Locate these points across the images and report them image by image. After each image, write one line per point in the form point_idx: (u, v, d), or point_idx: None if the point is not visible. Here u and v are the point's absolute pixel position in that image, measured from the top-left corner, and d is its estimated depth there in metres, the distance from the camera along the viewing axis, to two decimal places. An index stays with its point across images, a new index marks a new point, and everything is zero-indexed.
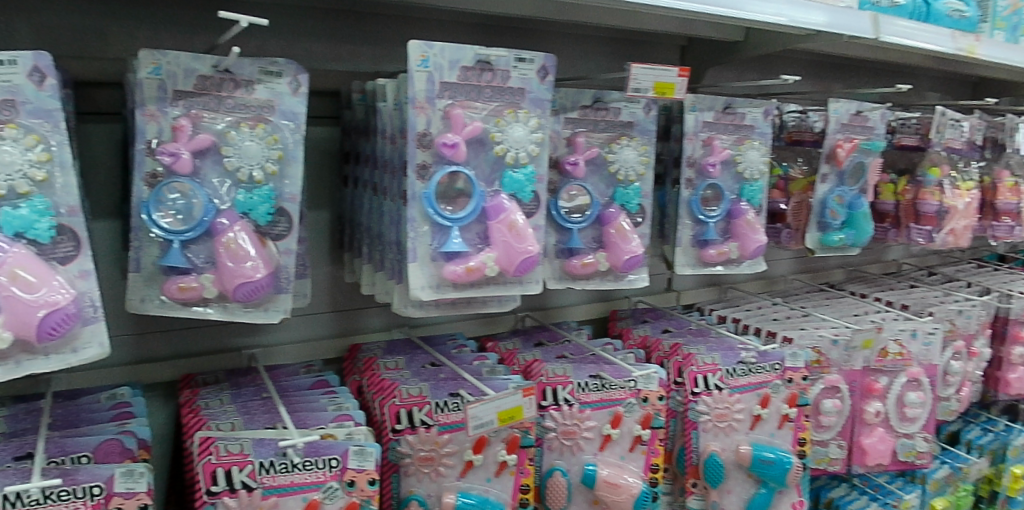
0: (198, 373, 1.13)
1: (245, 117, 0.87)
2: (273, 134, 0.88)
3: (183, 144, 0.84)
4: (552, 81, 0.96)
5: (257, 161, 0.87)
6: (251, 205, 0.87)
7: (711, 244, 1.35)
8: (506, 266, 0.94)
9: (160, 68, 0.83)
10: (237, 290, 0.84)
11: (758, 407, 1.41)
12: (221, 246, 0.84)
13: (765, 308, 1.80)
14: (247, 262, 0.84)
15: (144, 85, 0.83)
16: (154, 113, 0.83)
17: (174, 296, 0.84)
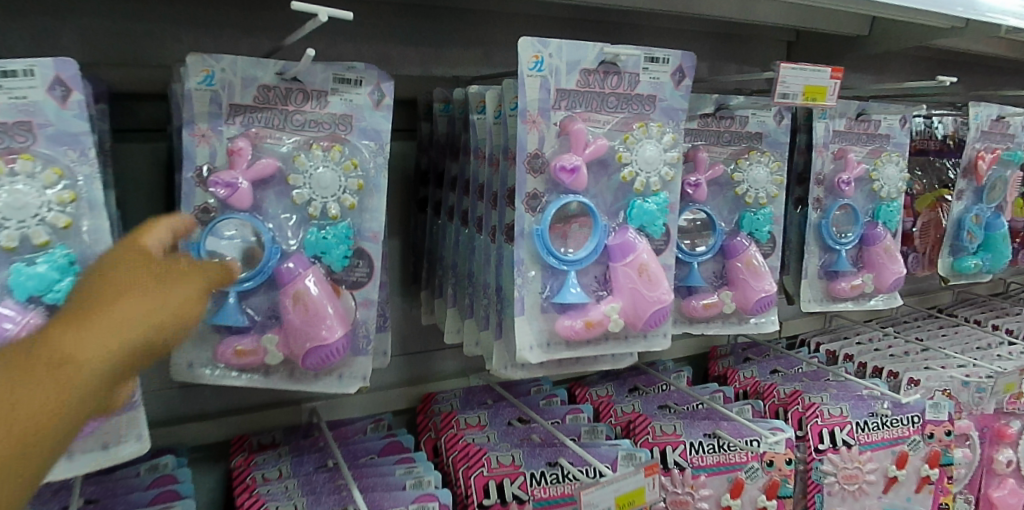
0: (253, 433, 0.98)
1: (317, 137, 0.73)
2: (351, 159, 0.73)
3: (242, 171, 0.69)
4: (689, 85, 0.76)
5: (331, 191, 0.72)
6: (325, 248, 0.71)
7: (843, 277, 1.14)
8: (633, 320, 0.75)
9: (212, 77, 0.68)
10: (311, 355, 0.68)
11: (894, 467, 1.20)
12: (289, 300, 0.69)
13: (877, 340, 1.58)
14: (324, 322, 0.68)
15: (193, 97, 0.68)
16: (206, 133, 0.69)
17: (228, 362, 0.69)
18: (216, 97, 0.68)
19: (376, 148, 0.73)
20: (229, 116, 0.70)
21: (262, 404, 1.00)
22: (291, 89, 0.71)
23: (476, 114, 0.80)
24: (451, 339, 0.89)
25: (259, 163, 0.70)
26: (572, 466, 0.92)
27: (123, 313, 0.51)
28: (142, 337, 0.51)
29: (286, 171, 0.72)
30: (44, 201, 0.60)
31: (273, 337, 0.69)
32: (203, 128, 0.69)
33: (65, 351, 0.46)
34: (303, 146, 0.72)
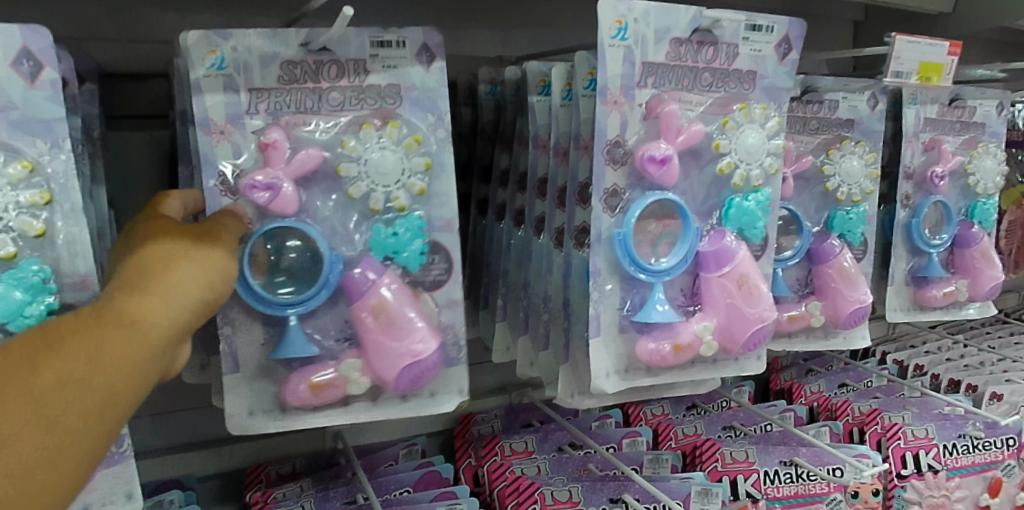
0: (271, 463, 0.86)
1: (361, 118, 0.61)
2: (410, 138, 0.61)
3: (283, 163, 0.58)
4: (796, 59, 0.64)
5: (393, 179, 0.61)
6: (396, 247, 0.61)
7: (934, 283, 1.01)
8: (727, 342, 0.62)
9: (222, 59, 0.57)
10: (411, 376, 0.59)
11: (986, 495, 1.07)
12: (368, 315, 0.59)
13: (948, 350, 1.44)
14: (417, 336, 0.59)
15: (203, 88, 0.57)
16: (224, 129, 0.58)
17: (303, 402, 0.59)
18: (230, 82, 0.57)
19: (435, 121, 0.63)
20: (249, 102, 0.58)
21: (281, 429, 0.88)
22: (323, 62, 0.59)
23: (537, 96, 0.67)
24: (501, 358, 0.77)
25: (294, 155, 0.59)
26: (640, 504, 0.79)
27: (183, 280, 0.43)
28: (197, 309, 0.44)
29: (336, 158, 0.61)
30: (11, 201, 0.49)
31: (354, 362, 0.60)
32: (226, 127, 0.58)
33: (131, 317, 0.39)
34: (352, 126, 0.61)
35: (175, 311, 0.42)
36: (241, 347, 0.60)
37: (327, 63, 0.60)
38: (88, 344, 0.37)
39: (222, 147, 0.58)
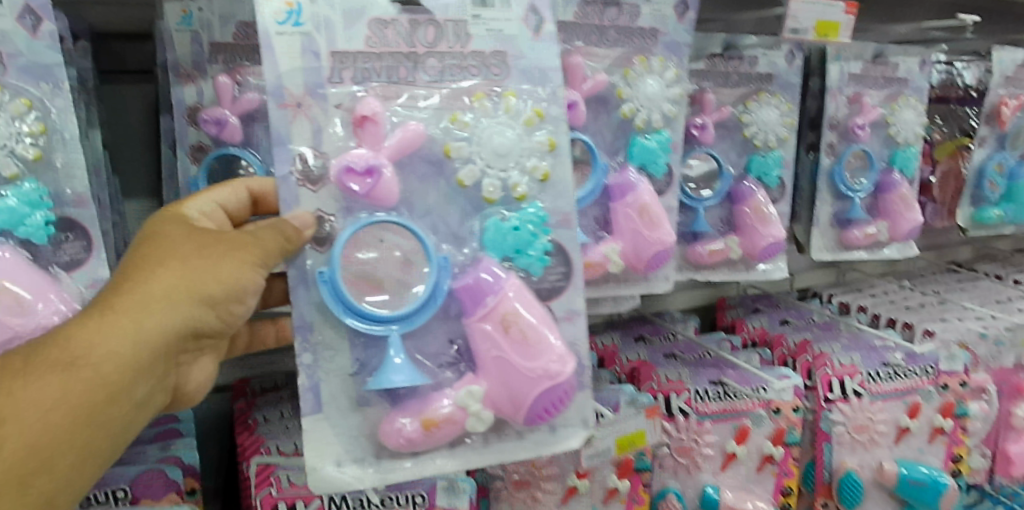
0: (254, 378, 0.97)
1: (470, 98, 0.70)
2: (533, 116, 0.70)
3: (378, 149, 0.67)
4: (693, 18, 0.77)
5: (514, 160, 0.70)
6: (519, 247, 0.68)
7: (856, 225, 1.11)
8: (634, 261, 0.74)
9: (297, 16, 0.64)
10: (538, 399, 0.64)
11: (905, 417, 1.17)
12: (496, 325, 0.65)
13: (893, 294, 1.53)
14: (552, 355, 0.65)
15: (286, 52, 0.64)
16: (300, 102, 0.64)
17: (415, 436, 0.64)
18: (309, 39, 0.64)
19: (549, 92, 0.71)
20: (330, 68, 0.65)
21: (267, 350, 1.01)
22: (419, 24, 0.67)
23: None
24: None
25: (382, 136, 0.67)
26: None
27: (139, 304, 0.54)
28: (163, 320, 0.55)
29: (444, 140, 0.70)
30: (15, 132, 0.61)
31: (474, 386, 0.66)
32: (300, 96, 0.64)
33: (79, 357, 0.51)
34: (461, 99, 0.70)
35: (133, 340, 0.53)
36: (326, 376, 0.65)
37: (424, 24, 0.68)
38: (30, 391, 0.49)
39: (300, 121, 0.64)
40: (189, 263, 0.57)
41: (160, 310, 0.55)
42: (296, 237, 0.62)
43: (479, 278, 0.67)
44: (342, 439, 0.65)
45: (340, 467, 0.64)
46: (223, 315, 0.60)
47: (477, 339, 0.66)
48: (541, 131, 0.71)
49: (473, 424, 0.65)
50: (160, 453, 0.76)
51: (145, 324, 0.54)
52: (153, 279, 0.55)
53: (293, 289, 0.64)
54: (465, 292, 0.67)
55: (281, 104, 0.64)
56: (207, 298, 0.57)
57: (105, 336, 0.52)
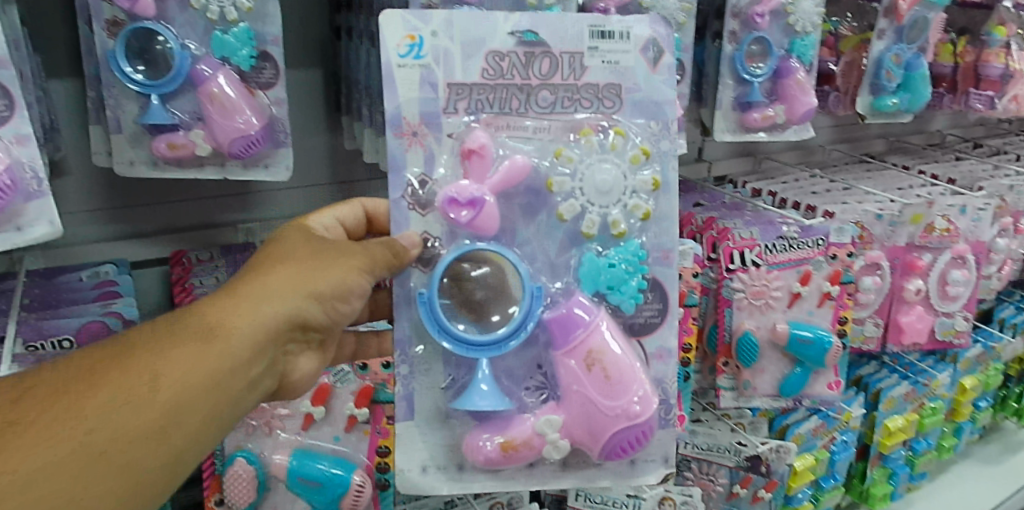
0: (190, 249, 1.01)
1: (573, 134, 0.82)
2: (637, 155, 0.82)
3: (487, 184, 0.79)
4: None
5: (615, 196, 0.82)
6: (613, 283, 0.80)
7: (755, 108, 1.21)
8: None
9: (417, 50, 0.78)
10: (617, 434, 0.76)
11: (798, 284, 1.30)
12: (580, 363, 0.77)
13: (802, 181, 1.65)
14: (631, 396, 0.76)
15: (418, 88, 0.79)
16: (415, 136, 0.79)
17: (490, 456, 0.77)
18: (427, 70, 0.79)
19: (658, 128, 0.83)
20: (445, 99, 0.80)
21: (199, 226, 1.05)
22: (535, 57, 0.81)
23: None
24: (371, 158, 0.95)
25: (484, 173, 0.79)
26: None
27: (261, 292, 0.70)
28: (277, 308, 0.70)
29: (550, 174, 0.82)
30: None
31: (553, 416, 0.78)
32: (418, 123, 0.79)
33: (213, 327, 0.65)
34: (573, 136, 0.82)
35: (255, 321, 0.68)
36: (420, 387, 0.81)
37: (539, 55, 0.81)
38: (177, 349, 0.62)
39: (413, 148, 0.79)
40: (301, 267, 0.73)
41: (278, 300, 0.70)
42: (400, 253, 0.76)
43: (569, 316, 0.78)
44: (428, 447, 0.81)
45: (424, 471, 0.80)
46: (330, 310, 0.75)
47: (562, 373, 0.78)
48: (646, 168, 0.82)
49: (548, 451, 0.77)
50: (101, 309, 0.86)
51: (265, 308, 0.69)
52: (270, 276, 0.71)
53: (397, 304, 0.79)
54: (556, 325, 0.78)
55: (398, 128, 0.79)
56: (312, 292, 0.72)
57: (237, 315, 0.67)
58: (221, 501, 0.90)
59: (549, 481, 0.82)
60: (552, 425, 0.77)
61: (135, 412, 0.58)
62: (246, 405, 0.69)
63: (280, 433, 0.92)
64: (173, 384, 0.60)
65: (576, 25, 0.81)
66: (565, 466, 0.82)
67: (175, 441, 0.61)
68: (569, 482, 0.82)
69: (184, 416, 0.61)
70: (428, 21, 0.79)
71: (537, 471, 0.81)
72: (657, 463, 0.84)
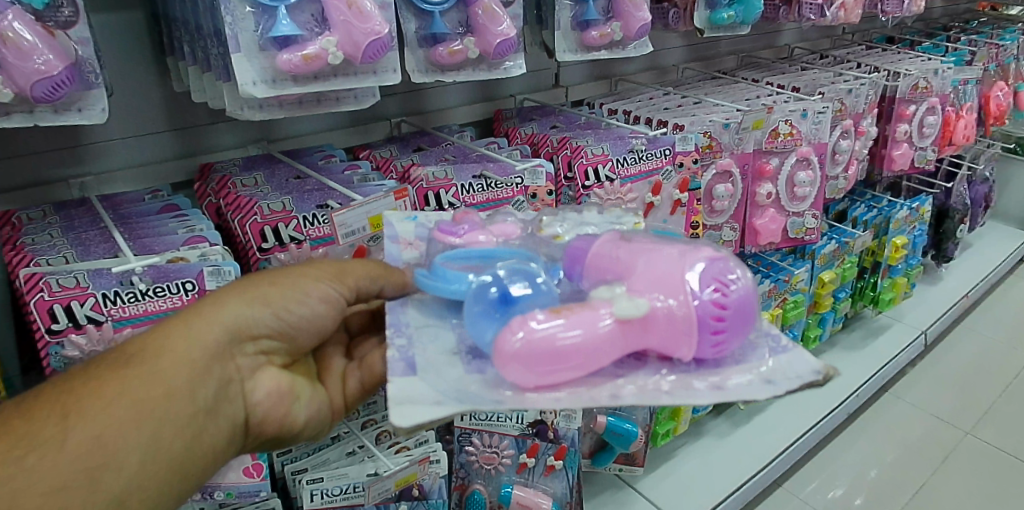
0: (18, 208, 0.99)
1: (544, 211, 0.95)
2: (613, 212, 0.95)
3: (481, 225, 0.87)
4: None
5: (594, 225, 0.90)
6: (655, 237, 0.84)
7: (593, 26, 1.25)
8: (352, 53, 0.83)
9: (413, 217, 0.91)
10: (693, 277, 0.66)
11: (650, 195, 1.38)
12: (613, 243, 0.74)
13: (656, 99, 1.74)
14: (680, 248, 0.71)
15: (412, 224, 0.89)
16: (407, 243, 0.87)
17: (541, 334, 0.60)
18: (421, 223, 0.90)
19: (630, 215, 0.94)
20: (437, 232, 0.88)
21: (27, 184, 1.02)
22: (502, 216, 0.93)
23: None
24: (199, 98, 0.96)
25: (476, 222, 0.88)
26: (339, 206, 1.01)
27: (190, 313, 0.67)
28: (208, 326, 0.66)
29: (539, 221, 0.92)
30: None
31: (607, 290, 0.66)
32: (411, 239, 0.88)
33: (138, 352, 0.61)
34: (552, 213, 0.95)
35: (184, 340, 0.64)
36: (422, 350, 0.65)
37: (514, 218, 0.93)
38: (96, 384, 0.58)
39: (407, 252, 0.86)
40: (240, 288, 0.72)
41: (208, 317, 0.67)
42: (393, 271, 0.79)
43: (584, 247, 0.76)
44: (446, 391, 0.58)
45: (441, 404, 0.56)
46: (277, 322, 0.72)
47: (609, 269, 0.71)
48: (627, 216, 0.93)
49: (621, 311, 0.63)
50: None
51: (196, 330, 0.65)
52: (204, 301, 0.69)
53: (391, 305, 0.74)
54: (576, 246, 0.78)
55: (397, 240, 0.87)
56: (254, 301, 0.71)
57: (164, 336, 0.63)
58: None
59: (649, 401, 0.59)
60: (613, 293, 0.66)
61: (41, 466, 0.53)
62: (207, 433, 0.64)
63: None
64: (88, 423, 0.56)
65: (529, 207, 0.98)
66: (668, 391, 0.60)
67: (112, 481, 0.56)
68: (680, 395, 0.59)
69: (112, 455, 0.56)
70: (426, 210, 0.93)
71: (630, 397, 0.59)
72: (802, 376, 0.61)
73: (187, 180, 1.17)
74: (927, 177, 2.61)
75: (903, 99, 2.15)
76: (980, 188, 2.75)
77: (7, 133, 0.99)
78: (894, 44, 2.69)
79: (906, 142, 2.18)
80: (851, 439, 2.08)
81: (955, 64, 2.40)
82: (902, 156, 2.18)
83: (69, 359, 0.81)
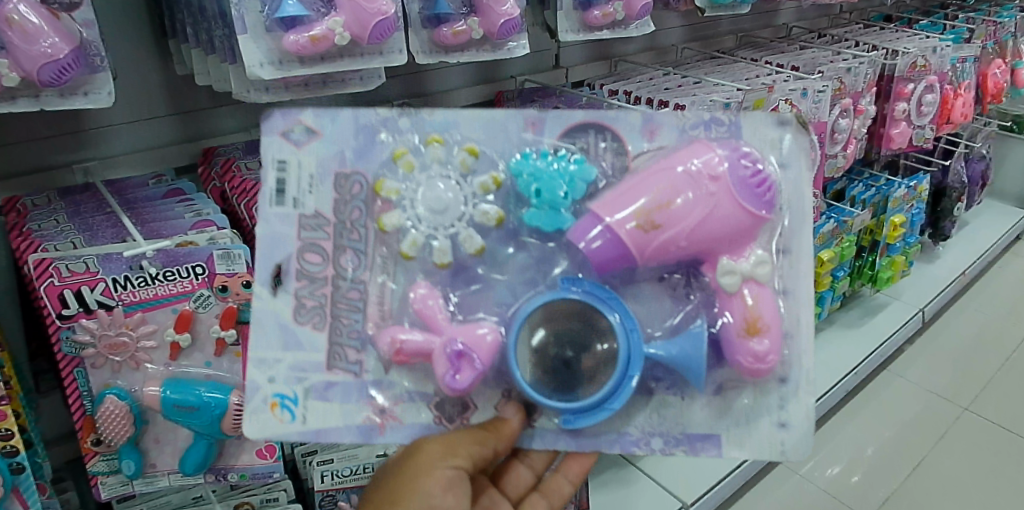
0: (23, 195, 1.00)
1: (364, 197, 0.75)
2: (406, 159, 0.75)
3: (436, 340, 0.72)
4: None
5: (456, 213, 0.76)
6: (537, 177, 0.75)
7: (595, 6, 1.24)
8: (359, 34, 0.83)
9: (286, 406, 0.73)
10: (745, 201, 0.73)
11: None
12: (645, 242, 0.71)
13: (656, 79, 1.74)
14: (683, 189, 0.72)
15: (330, 400, 0.74)
16: (369, 415, 0.74)
17: (759, 345, 0.72)
18: (312, 389, 0.73)
19: (383, 126, 0.76)
20: (338, 373, 0.74)
21: (31, 170, 1.02)
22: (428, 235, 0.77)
23: None
24: (202, 81, 0.95)
25: (423, 337, 0.72)
26: None
27: None
28: None
29: (399, 246, 0.75)
30: None
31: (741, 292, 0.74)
32: (371, 408, 0.74)
33: None
34: (376, 201, 0.76)
35: None
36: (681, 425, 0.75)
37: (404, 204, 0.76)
38: None
39: (395, 416, 0.74)
40: None
41: None
42: (497, 425, 0.73)
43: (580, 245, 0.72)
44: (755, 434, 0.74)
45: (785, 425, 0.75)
46: None
47: (679, 253, 0.73)
48: (420, 133, 0.77)
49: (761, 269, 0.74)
50: None
51: None
52: None
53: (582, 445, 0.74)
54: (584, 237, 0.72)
55: (370, 426, 0.74)
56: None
57: None
58: (99, 442, 0.86)
59: (798, 275, 0.76)
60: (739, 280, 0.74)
61: None
62: None
63: (149, 366, 0.87)
64: None
65: (276, 210, 0.74)
66: (788, 252, 0.76)
67: None
68: (801, 246, 0.76)
69: None
70: (256, 390, 0.73)
71: (792, 288, 0.76)
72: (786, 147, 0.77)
73: (190, 165, 1.18)
74: (925, 155, 2.61)
75: (902, 78, 2.14)
76: (978, 165, 2.76)
77: (10, 119, 0.98)
78: (892, 22, 2.68)
79: (905, 121, 2.18)
80: (850, 417, 2.10)
81: (954, 41, 2.40)
82: (901, 135, 2.18)
83: (80, 344, 0.83)
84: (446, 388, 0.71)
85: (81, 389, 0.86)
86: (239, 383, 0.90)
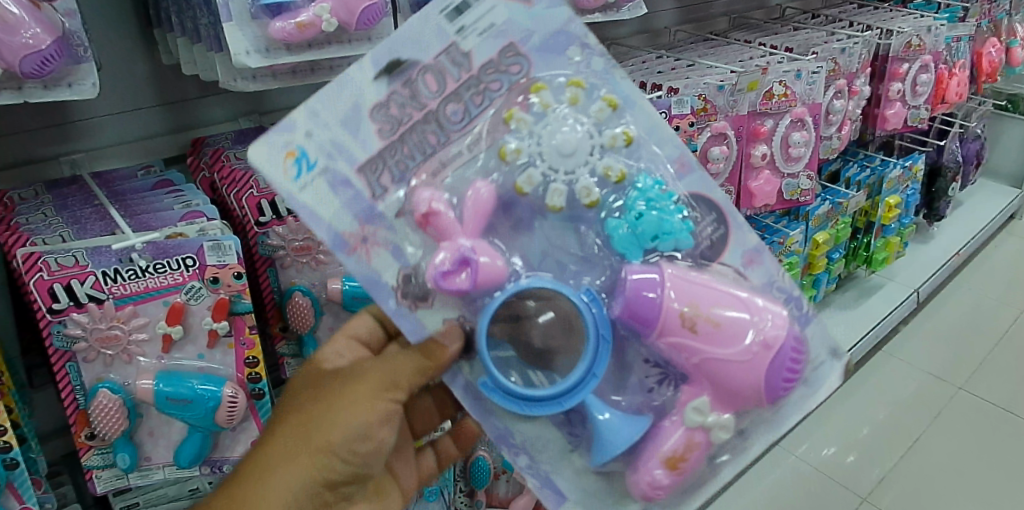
0: (11, 188, 0.99)
1: (512, 84, 0.76)
2: (576, 92, 0.77)
3: (456, 240, 0.72)
4: None
5: (579, 158, 0.78)
6: (649, 201, 0.76)
7: None
8: (347, 20, 0.82)
9: (297, 160, 0.69)
10: (776, 368, 0.72)
11: None
12: (682, 327, 0.73)
13: (650, 62, 1.72)
14: (735, 304, 0.73)
15: (337, 193, 0.70)
16: (363, 237, 0.71)
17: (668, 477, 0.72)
18: (328, 173, 0.70)
19: (576, 53, 0.77)
20: (366, 189, 0.72)
21: (19, 163, 1.01)
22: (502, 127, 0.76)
23: None
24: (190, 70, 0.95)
25: (453, 230, 0.73)
26: None
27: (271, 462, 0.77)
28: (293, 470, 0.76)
29: (502, 142, 0.77)
30: None
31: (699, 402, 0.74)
32: (359, 229, 0.71)
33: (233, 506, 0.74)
34: (518, 96, 0.76)
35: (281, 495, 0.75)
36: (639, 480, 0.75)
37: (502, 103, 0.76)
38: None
39: (373, 252, 0.72)
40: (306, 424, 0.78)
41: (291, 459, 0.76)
42: (437, 348, 0.72)
43: (628, 277, 0.74)
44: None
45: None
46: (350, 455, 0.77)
47: (682, 364, 0.74)
48: (596, 95, 0.78)
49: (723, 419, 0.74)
50: None
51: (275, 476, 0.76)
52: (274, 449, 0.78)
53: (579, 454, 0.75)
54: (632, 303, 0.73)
55: (347, 240, 0.71)
56: (318, 448, 0.76)
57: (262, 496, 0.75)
58: (93, 436, 0.86)
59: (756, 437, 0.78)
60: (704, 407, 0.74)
61: None
62: None
63: (142, 359, 0.87)
64: None
65: (442, 20, 0.73)
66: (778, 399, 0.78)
67: None
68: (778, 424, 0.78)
69: None
70: (295, 126, 0.69)
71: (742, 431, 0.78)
72: (828, 363, 0.80)
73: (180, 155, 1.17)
74: (919, 135, 2.61)
75: (896, 57, 2.13)
76: (972, 145, 2.75)
77: None
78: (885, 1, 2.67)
79: (899, 101, 2.17)
80: (846, 397, 2.10)
81: (949, 20, 2.38)
82: (895, 115, 2.17)
83: (73, 338, 0.82)
84: (429, 278, 0.71)
85: (74, 384, 0.85)
86: (232, 376, 0.90)
